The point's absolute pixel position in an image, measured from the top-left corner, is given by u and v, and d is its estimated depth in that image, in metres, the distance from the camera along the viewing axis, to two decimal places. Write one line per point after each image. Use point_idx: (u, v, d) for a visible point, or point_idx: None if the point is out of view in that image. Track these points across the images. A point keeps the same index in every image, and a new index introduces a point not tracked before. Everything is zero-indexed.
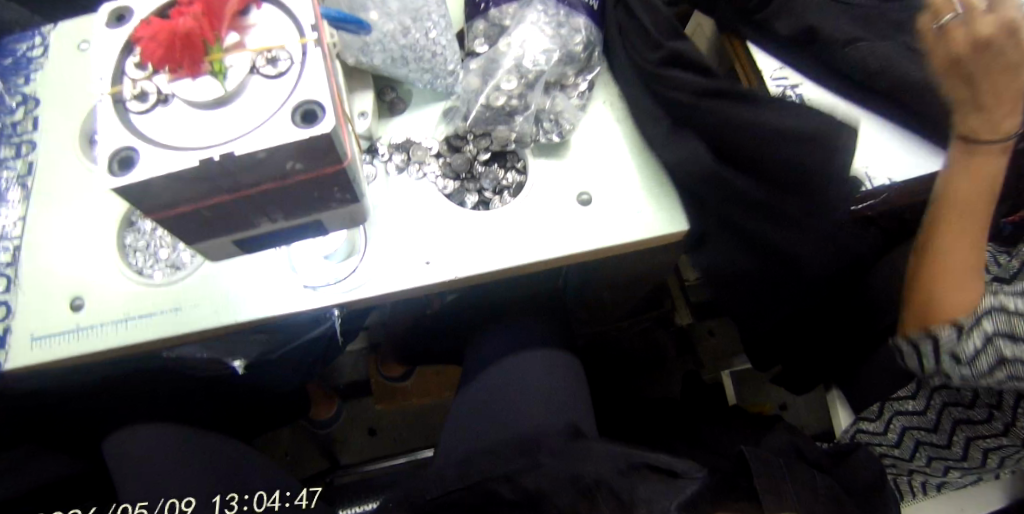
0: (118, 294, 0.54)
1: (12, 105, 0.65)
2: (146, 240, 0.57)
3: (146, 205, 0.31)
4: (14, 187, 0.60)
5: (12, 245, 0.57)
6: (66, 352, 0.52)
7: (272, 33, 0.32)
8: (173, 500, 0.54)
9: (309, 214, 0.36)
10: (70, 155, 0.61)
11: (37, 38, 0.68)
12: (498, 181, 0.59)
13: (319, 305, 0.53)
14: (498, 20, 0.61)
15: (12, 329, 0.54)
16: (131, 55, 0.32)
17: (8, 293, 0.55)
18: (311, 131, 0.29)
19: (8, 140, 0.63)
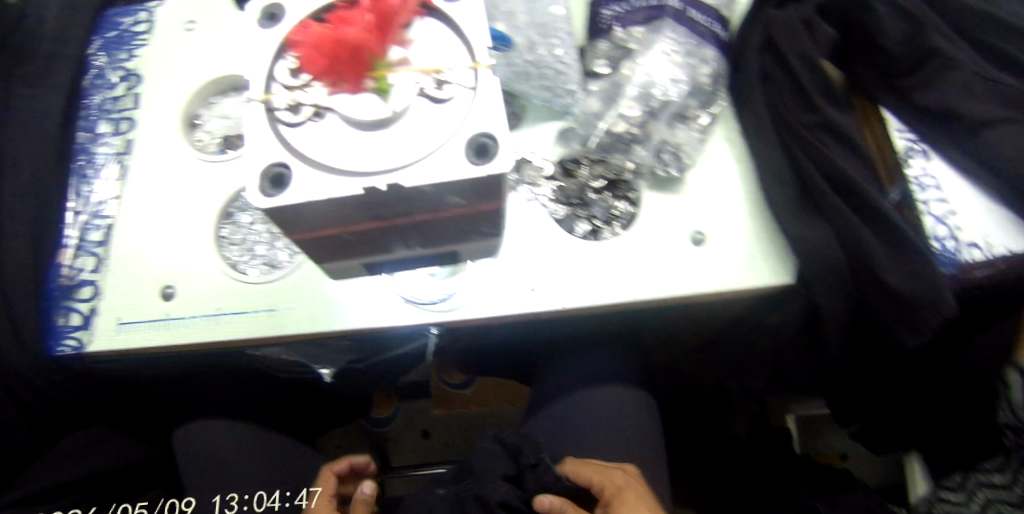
0: (213, 288, 0.53)
1: (114, 80, 0.64)
2: (243, 233, 0.56)
3: (290, 226, 0.28)
4: (110, 164, 0.59)
5: (104, 225, 0.57)
6: (150, 340, 0.52)
7: (439, 51, 0.29)
8: (172, 500, 0.58)
9: (447, 243, 0.33)
10: (169, 138, 0.60)
11: (142, 14, 0.67)
12: (610, 210, 0.57)
13: (414, 322, 0.50)
14: (623, 43, 0.59)
15: (99, 311, 0.53)
16: (283, 58, 0.29)
17: (97, 273, 0.55)
18: (486, 169, 0.26)
19: (107, 115, 0.62)
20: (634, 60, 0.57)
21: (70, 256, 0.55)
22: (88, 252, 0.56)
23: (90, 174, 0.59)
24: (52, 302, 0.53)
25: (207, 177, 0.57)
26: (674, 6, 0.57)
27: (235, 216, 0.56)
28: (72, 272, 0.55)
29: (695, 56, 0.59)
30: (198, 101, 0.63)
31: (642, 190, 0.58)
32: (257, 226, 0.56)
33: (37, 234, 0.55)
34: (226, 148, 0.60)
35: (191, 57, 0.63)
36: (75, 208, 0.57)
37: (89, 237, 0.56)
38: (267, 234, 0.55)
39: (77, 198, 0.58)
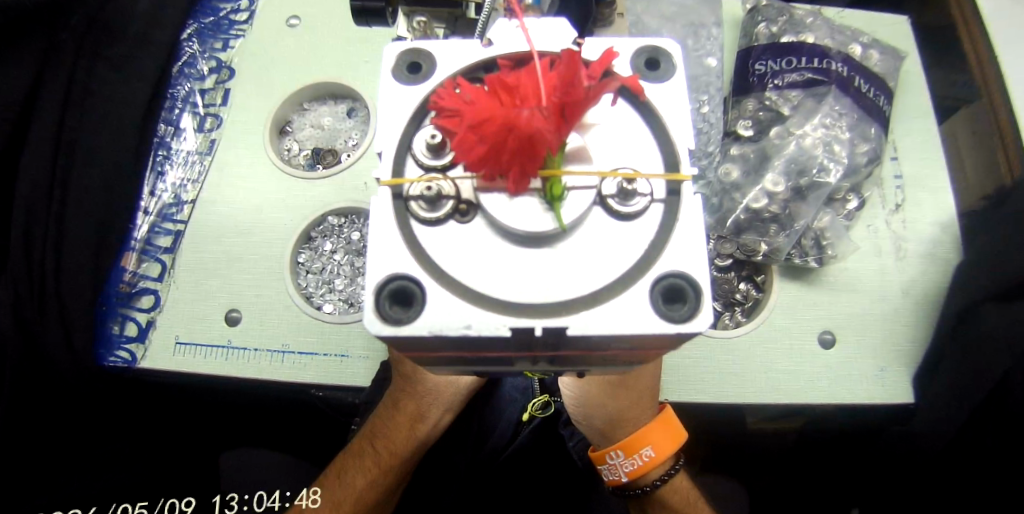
0: (283, 319, 0.49)
1: (203, 70, 0.59)
2: (324, 262, 0.53)
3: (403, 348, 0.21)
4: (189, 164, 0.55)
5: (173, 230, 0.53)
6: (205, 367, 0.48)
7: (625, 148, 0.22)
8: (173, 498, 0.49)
9: (581, 366, 0.25)
10: (257, 144, 0.56)
11: (244, 2, 0.62)
12: (732, 292, 0.51)
13: None
14: (775, 105, 0.52)
15: (157, 325, 0.50)
16: (425, 128, 0.22)
17: (160, 282, 0.52)
18: (685, 327, 0.18)
19: (191, 108, 0.57)
20: (786, 127, 0.51)
21: (134, 260, 0.52)
22: (153, 257, 0.52)
23: (167, 172, 0.55)
24: (109, 308, 0.51)
25: (296, 194, 0.53)
26: (841, 73, 0.50)
27: (317, 241, 0.53)
28: (134, 279, 0.52)
29: (857, 130, 0.51)
30: (291, 105, 0.58)
31: (772, 274, 0.51)
32: (340, 255, 0.53)
33: (105, 231, 0.51)
34: (316, 163, 0.56)
35: (294, 59, 0.59)
36: (146, 207, 0.54)
37: (157, 241, 0.53)
38: (349, 267, 0.52)
39: (150, 196, 0.54)
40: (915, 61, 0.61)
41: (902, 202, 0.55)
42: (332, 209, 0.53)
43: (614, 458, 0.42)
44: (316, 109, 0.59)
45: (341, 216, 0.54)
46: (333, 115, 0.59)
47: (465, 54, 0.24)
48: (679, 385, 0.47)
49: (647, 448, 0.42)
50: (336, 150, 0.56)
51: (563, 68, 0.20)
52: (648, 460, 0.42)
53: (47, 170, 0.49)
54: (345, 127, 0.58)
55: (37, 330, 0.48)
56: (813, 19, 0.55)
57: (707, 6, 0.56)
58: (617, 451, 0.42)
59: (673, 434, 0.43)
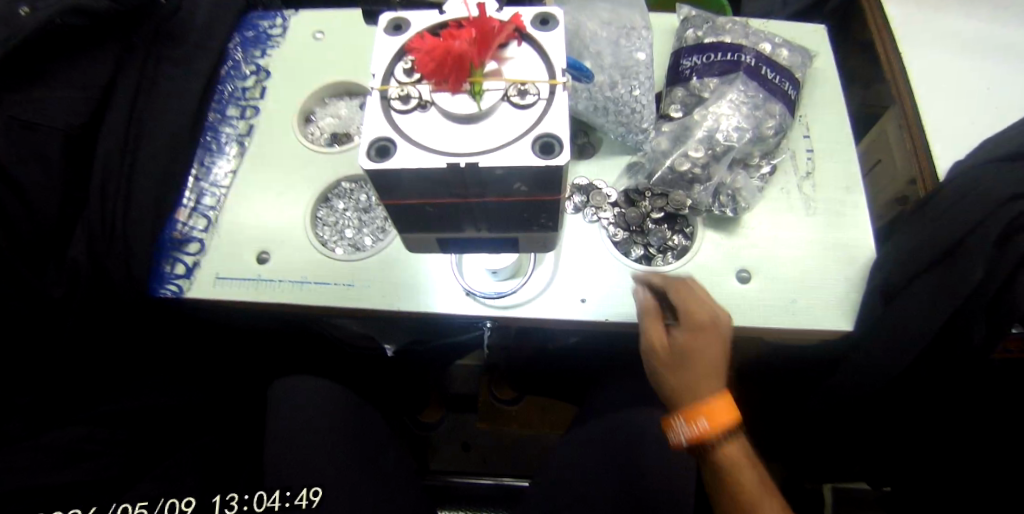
0: (303, 258, 0.62)
1: (246, 72, 0.74)
2: (337, 216, 0.65)
3: (385, 191, 0.33)
4: (232, 142, 0.69)
5: (218, 193, 0.66)
6: (241, 294, 0.60)
7: (529, 67, 0.34)
8: (174, 499, 0.56)
9: (509, 230, 0.38)
10: (286, 127, 0.70)
11: (278, 20, 0.77)
12: (666, 241, 0.61)
13: (476, 313, 0.57)
14: (698, 91, 0.64)
15: (201, 265, 0.62)
16: (401, 61, 0.35)
17: (206, 233, 0.64)
18: (550, 161, 0.31)
19: (236, 101, 0.72)
20: (705, 107, 0.62)
21: (186, 215, 0.65)
22: (201, 213, 0.65)
23: (215, 148, 0.69)
24: (163, 251, 0.62)
25: (317, 164, 0.67)
26: (749, 63, 0.62)
27: (332, 201, 0.66)
28: (185, 230, 0.64)
29: (762, 109, 0.62)
30: (314, 98, 0.72)
31: (698, 225, 0.62)
32: (350, 212, 0.66)
33: (163, 189, 0.62)
34: (334, 142, 0.70)
35: (317, 64, 0.74)
36: (197, 175, 0.67)
37: (203, 201, 0.66)
38: (357, 220, 0.65)
39: (199, 167, 0.67)
40: (826, 59, 0.73)
41: (812, 169, 0.66)
42: (345, 176, 0.67)
43: (680, 425, 0.54)
44: (334, 103, 0.73)
45: (353, 182, 0.67)
46: (349, 108, 0.73)
47: (429, 18, 0.37)
48: (619, 310, 0.57)
49: (702, 420, 0.53)
50: (350, 134, 0.70)
51: (480, 18, 0.34)
52: (703, 431, 0.53)
53: (119, 138, 0.61)
54: (359, 116, 0.72)
55: (105, 265, 0.59)
56: (731, 24, 0.68)
57: (638, 11, 0.68)
58: (682, 419, 0.54)
59: (728, 412, 0.54)
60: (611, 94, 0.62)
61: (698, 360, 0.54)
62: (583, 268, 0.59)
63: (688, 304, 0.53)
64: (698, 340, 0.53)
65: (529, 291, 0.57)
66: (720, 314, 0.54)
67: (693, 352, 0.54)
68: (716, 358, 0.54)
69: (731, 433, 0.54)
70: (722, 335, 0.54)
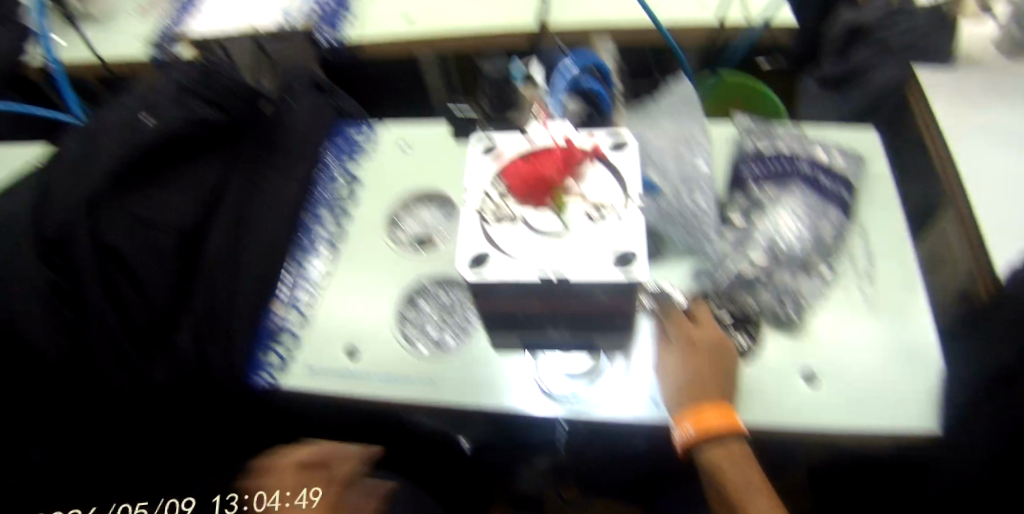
0: (387, 354, 0.65)
1: (337, 179, 0.82)
2: (420, 316, 0.68)
3: (481, 299, 0.37)
4: (324, 243, 0.76)
5: (311, 289, 0.72)
6: (332, 387, 0.64)
7: (605, 186, 0.38)
8: (173, 502, 0.64)
9: (589, 332, 0.41)
10: (371, 229, 0.77)
11: (365, 130, 0.87)
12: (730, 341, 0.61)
13: (549, 413, 0.58)
14: (760, 197, 0.67)
15: (296, 357, 0.67)
16: (492, 180, 0.39)
17: (299, 326, 0.69)
18: (629, 275, 0.34)
19: (328, 203, 0.80)
20: (765, 215, 0.65)
21: (281, 308, 0.70)
22: (296, 308, 0.70)
23: (309, 248, 0.76)
24: (261, 343, 0.67)
25: (401, 265, 0.73)
26: (806, 172, 0.67)
27: (415, 301, 0.69)
28: (279, 323, 0.69)
29: (823, 215, 0.66)
30: (400, 205, 0.79)
31: (764, 328, 0.62)
32: (432, 310, 0.68)
33: (261, 284, 0.69)
34: (418, 246, 0.74)
35: (401, 172, 0.82)
36: (290, 272, 0.73)
37: (299, 296, 0.71)
38: (439, 319, 0.67)
39: (294, 264, 0.74)
40: (880, 162, 0.76)
41: (873, 271, 0.66)
42: (427, 276, 0.71)
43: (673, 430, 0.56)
44: (417, 208, 0.79)
45: (437, 282, 0.71)
46: (428, 213, 0.78)
47: (517, 143, 0.41)
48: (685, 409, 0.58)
49: (689, 425, 0.54)
50: (433, 240, 0.75)
51: (563, 147, 0.39)
52: (692, 434, 0.54)
53: (225, 238, 0.70)
54: (440, 222, 0.77)
55: (208, 356, 0.65)
56: (784, 132, 0.73)
57: (698, 121, 0.72)
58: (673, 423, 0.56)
59: (720, 421, 0.53)
60: (674, 199, 0.65)
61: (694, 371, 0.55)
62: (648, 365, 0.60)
63: (678, 322, 0.59)
64: (692, 349, 0.56)
65: (601, 393, 0.58)
66: (710, 328, 0.58)
67: (687, 362, 0.56)
68: (715, 369, 0.55)
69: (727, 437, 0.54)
70: (717, 346, 0.56)
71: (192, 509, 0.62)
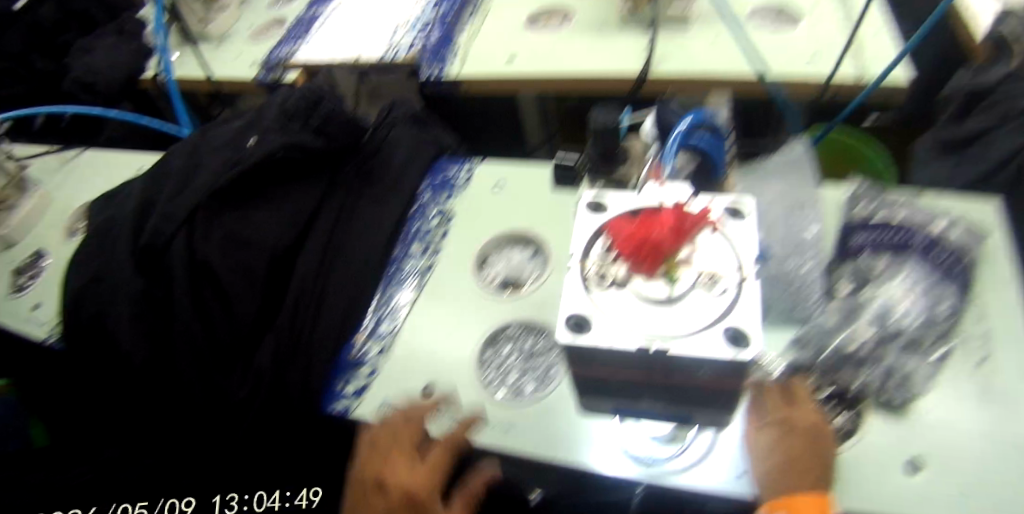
0: (464, 396, 0.66)
1: (431, 214, 0.85)
2: (501, 360, 0.68)
3: (578, 361, 0.38)
4: (412, 277, 0.78)
5: (394, 321, 0.74)
6: (406, 421, 0.65)
7: (724, 260, 0.38)
8: (175, 500, 0.79)
9: (689, 406, 0.40)
10: (459, 265, 0.79)
11: (466, 168, 0.91)
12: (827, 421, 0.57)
13: (624, 471, 0.56)
14: (869, 268, 0.66)
15: (371, 387, 0.69)
16: (600, 239, 0.40)
17: (379, 359, 0.71)
18: (740, 355, 0.33)
19: (420, 238, 0.83)
20: (877, 286, 0.64)
21: (363, 338, 0.73)
22: (377, 339, 0.73)
23: (397, 280, 0.78)
24: (339, 370, 0.71)
25: (487, 305, 0.73)
26: (922, 245, 0.66)
27: (498, 342, 0.69)
28: (360, 351, 0.72)
29: (939, 291, 0.63)
30: (492, 244, 0.80)
31: (864, 410, 0.58)
32: (514, 357, 0.68)
33: (348, 310, 0.74)
34: (506, 287, 0.75)
35: (493, 212, 0.84)
36: (377, 303, 0.76)
37: (382, 327, 0.74)
38: (520, 366, 0.67)
39: (382, 295, 0.77)
40: (1003, 238, 0.70)
41: (993, 354, 0.60)
42: (515, 321, 0.71)
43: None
44: (507, 249, 0.80)
45: (523, 327, 0.71)
46: (522, 258, 0.78)
47: (627, 203, 0.42)
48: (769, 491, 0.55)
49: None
50: (521, 282, 0.75)
51: (678, 209, 0.39)
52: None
53: (315, 260, 0.76)
54: (530, 264, 0.77)
55: (285, 371, 0.70)
56: (903, 204, 0.72)
57: (811, 190, 0.71)
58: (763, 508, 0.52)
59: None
60: (779, 267, 0.65)
61: (799, 459, 0.51)
62: (734, 437, 0.57)
63: (778, 405, 0.55)
64: (793, 438, 0.52)
65: (685, 459, 0.56)
66: (817, 416, 0.53)
67: (792, 447, 0.51)
68: (820, 464, 0.51)
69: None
70: (823, 439, 0.52)
71: (192, 507, 0.78)
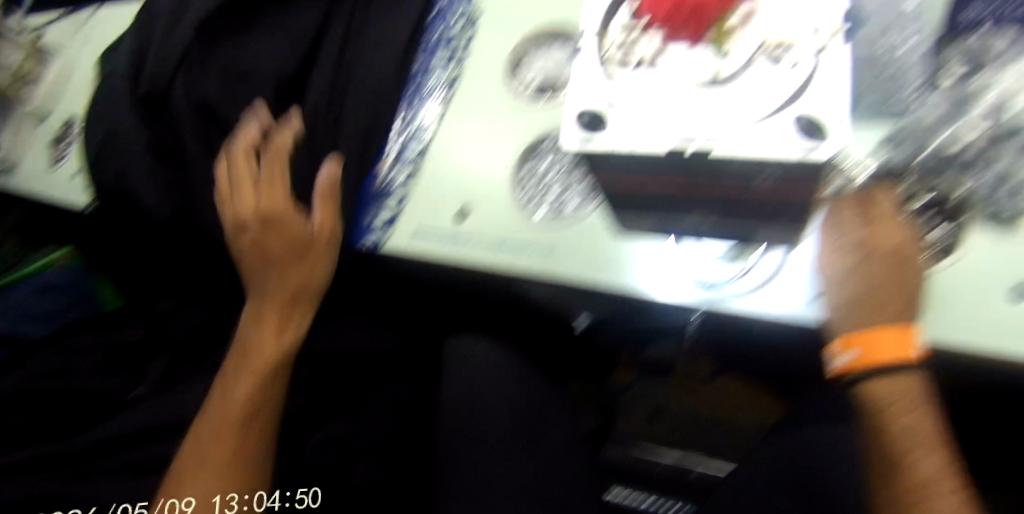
0: (501, 218, 0.60)
1: (452, 20, 0.69)
2: (540, 177, 0.60)
3: (603, 163, 0.32)
4: (438, 90, 0.67)
5: (421, 143, 0.66)
6: (441, 251, 0.61)
7: (809, 12, 0.27)
8: (173, 498, 0.60)
9: (749, 207, 0.34)
10: (489, 74, 0.66)
11: None
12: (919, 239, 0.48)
13: (679, 295, 0.52)
14: (991, 40, 0.47)
15: (400, 218, 0.64)
16: (628, 3, 0.31)
17: (405, 187, 0.65)
18: (814, 151, 0.25)
19: (444, 44, 0.69)
20: (1002, 65, 0.47)
21: (389, 164, 0.66)
22: (404, 163, 0.66)
23: (417, 96, 0.68)
24: (366, 201, 0.66)
25: (524, 120, 0.62)
26: None
27: (537, 157, 0.60)
28: (387, 179, 0.66)
29: None
30: (525, 44, 0.65)
31: (966, 223, 0.47)
32: (554, 172, 0.59)
33: (366, 142, 0.65)
34: (543, 93, 0.63)
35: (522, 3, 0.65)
36: (402, 123, 0.67)
37: (407, 152, 0.66)
38: (562, 179, 0.58)
39: (405, 114, 0.67)
40: None
41: None
42: (554, 131, 0.61)
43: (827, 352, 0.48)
44: (548, 48, 0.64)
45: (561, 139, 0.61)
46: (561, 55, 0.63)
47: None
48: None
49: (854, 348, 0.46)
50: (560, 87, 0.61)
51: None
52: (853, 359, 0.47)
53: (323, 92, 0.66)
54: (570, 66, 0.63)
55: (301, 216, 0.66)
56: None
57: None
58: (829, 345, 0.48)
59: (901, 347, 0.45)
60: (881, 48, 0.50)
61: (877, 281, 0.45)
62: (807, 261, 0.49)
63: (856, 222, 0.47)
64: (868, 263, 0.46)
65: (750, 282, 0.50)
66: (906, 233, 0.45)
67: (863, 272, 0.46)
68: (902, 289, 0.44)
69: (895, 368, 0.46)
70: (908, 260, 0.45)
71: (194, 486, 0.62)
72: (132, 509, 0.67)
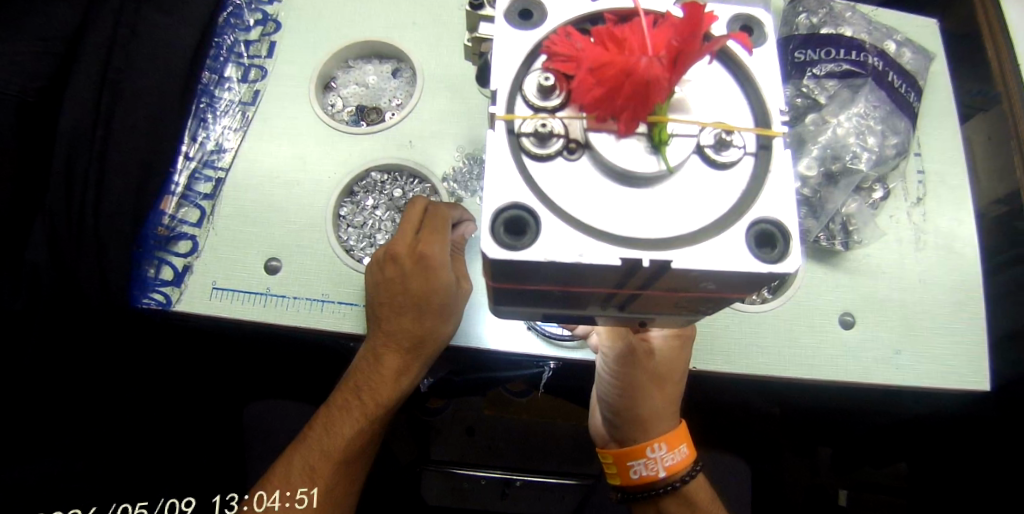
0: (327, 271, 0.51)
1: (249, 22, 0.58)
2: (364, 217, 0.53)
3: (503, 276, 0.23)
4: (232, 113, 0.55)
5: (215, 178, 0.53)
6: (245, 311, 0.49)
7: (721, 105, 0.24)
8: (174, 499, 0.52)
9: (646, 311, 0.30)
10: (303, 99, 0.56)
11: None
12: None
13: (540, 354, 0.48)
14: (812, 93, 0.55)
15: (194, 270, 0.50)
16: (532, 71, 0.24)
17: (199, 228, 0.52)
18: (776, 266, 0.21)
19: (236, 58, 0.57)
20: (822, 114, 0.54)
21: (173, 205, 0.52)
22: (193, 203, 0.52)
23: (208, 118, 0.55)
24: (146, 250, 0.51)
25: (346, 150, 0.54)
26: (876, 67, 0.54)
27: (360, 197, 0.54)
28: (171, 223, 0.51)
29: (886, 124, 0.55)
30: (337, 62, 0.58)
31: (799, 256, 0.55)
32: (382, 211, 0.54)
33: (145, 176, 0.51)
34: (360, 120, 0.56)
35: (357, 22, 0.58)
36: (187, 152, 0.54)
37: (197, 187, 0.53)
38: (390, 223, 0.53)
39: (191, 142, 0.54)
40: (942, 64, 0.64)
41: (925, 196, 0.58)
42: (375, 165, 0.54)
43: (657, 451, 0.46)
44: (361, 67, 0.59)
45: (384, 172, 0.55)
46: (378, 76, 0.59)
47: (574, 4, 0.25)
48: (718, 358, 0.51)
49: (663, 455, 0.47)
50: (379, 108, 0.57)
51: (665, 24, 0.22)
52: (683, 457, 0.47)
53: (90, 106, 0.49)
54: (390, 86, 0.58)
55: (74, 270, 0.49)
56: (851, 13, 0.59)
57: None
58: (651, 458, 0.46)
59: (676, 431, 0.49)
60: None
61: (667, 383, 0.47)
62: None
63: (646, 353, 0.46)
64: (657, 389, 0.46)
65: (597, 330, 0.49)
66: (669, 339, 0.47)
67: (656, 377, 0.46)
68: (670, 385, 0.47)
69: (696, 468, 0.48)
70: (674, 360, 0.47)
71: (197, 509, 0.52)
72: (131, 511, 0.50)
